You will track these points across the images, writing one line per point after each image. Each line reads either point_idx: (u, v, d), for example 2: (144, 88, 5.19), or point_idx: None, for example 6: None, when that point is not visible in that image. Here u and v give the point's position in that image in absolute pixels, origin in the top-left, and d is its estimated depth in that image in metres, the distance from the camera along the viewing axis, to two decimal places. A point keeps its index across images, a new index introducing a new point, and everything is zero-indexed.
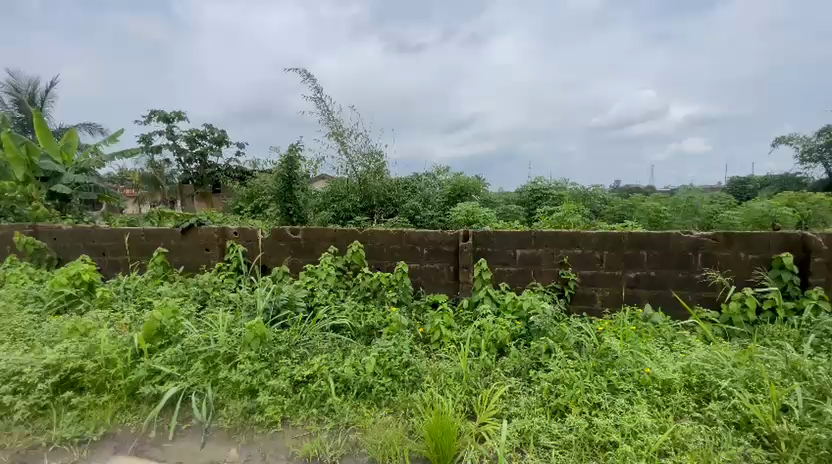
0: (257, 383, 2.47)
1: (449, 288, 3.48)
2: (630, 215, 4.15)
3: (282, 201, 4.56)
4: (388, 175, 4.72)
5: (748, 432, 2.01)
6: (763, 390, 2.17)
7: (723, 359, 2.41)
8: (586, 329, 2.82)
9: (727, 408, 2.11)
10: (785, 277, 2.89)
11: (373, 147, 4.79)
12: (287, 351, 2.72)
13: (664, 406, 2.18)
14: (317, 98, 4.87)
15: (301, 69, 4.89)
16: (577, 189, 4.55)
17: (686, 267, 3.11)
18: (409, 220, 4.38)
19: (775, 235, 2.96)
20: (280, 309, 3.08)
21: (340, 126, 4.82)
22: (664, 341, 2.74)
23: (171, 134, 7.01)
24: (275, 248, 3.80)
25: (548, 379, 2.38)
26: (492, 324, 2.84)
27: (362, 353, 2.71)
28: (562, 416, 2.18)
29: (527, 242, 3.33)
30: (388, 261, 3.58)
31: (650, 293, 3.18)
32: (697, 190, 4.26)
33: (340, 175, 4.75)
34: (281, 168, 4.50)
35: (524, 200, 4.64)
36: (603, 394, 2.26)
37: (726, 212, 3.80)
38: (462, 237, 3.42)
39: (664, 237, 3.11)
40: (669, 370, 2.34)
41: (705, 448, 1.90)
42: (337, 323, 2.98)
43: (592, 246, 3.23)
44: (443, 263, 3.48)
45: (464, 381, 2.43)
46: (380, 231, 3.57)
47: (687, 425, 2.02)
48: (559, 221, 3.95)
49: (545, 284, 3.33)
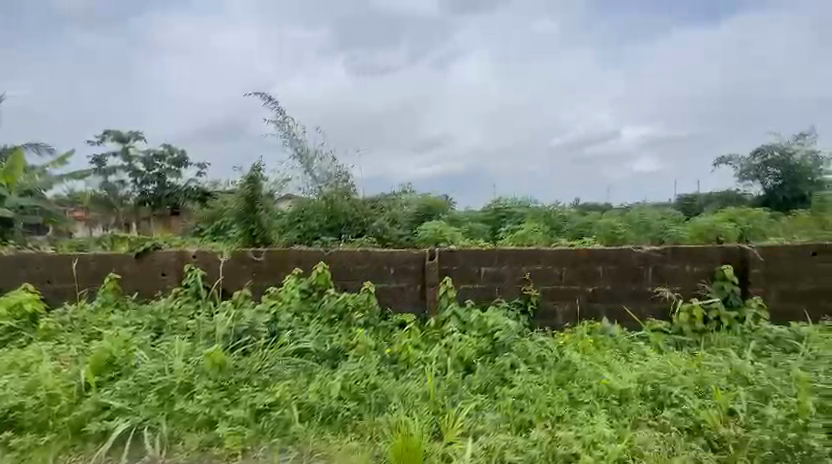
0: (216, 413, 2.36)
1: (416, 307, 3.49)
2: (588, 232, 4.33)
3: (244, 222, 4.53)
4: (356, 195, 4.70)
5: (700, 437, 2.10)
6: (710, 396, 2.31)
7: (674, 367, 2.53)
8: (548, 344, 2.89)
9: (680, 414, 2.21)
10: (726, 287, 3.11)
11: (340, 166, 4.79)
12: (249, 378, 2.62)
13: (623, 415, 2.26)
14: (280, 119, 4.84)
15: (262, 92, 4.84)
16: (539, 208, 4.68)
17: (638, 281, 3.27)
18: (377, 240, 4.41)
19: (716, 248, 3.19)
20: (241, 334, 2.98)
21: (305, 146, 4.80)
22: (621, 352, 2.85)
23: (128, 154, 6.72)
24: (236, 271, 3.69)
25: (513, 395, 2.42)
26: (458, 342, 2.87)
27: (327, 377, 2.66)
28: (527, 431, 2.21)
29: (491, 260, 3.41)
30: (355, 281, 3.55)
31: (608, 306, 3.31)
32: (649, 207, 4.52)
33: (306, 194, 4.73)
34: (244, 190, 4.55)
35: (489, 218, 4.71)
36: (565, 407, 2.32)
37: (675, 227, 4.06)
38: (428, 256, 3.46)
39: (617, 253, 3.28)
40: (625, 380, 2.45)
41: (661, 454, 1.98)
42: (301, 347, 2.90)
43: (553, 262, 3.35)
44: (409, 282, 3.48)
45: (431, 402, 2.42)
46: (346, 251, 3.55)
47: (644, 434, 2.11)
48: (522, 239, 4.09)
49: (509, 300, 3.40)
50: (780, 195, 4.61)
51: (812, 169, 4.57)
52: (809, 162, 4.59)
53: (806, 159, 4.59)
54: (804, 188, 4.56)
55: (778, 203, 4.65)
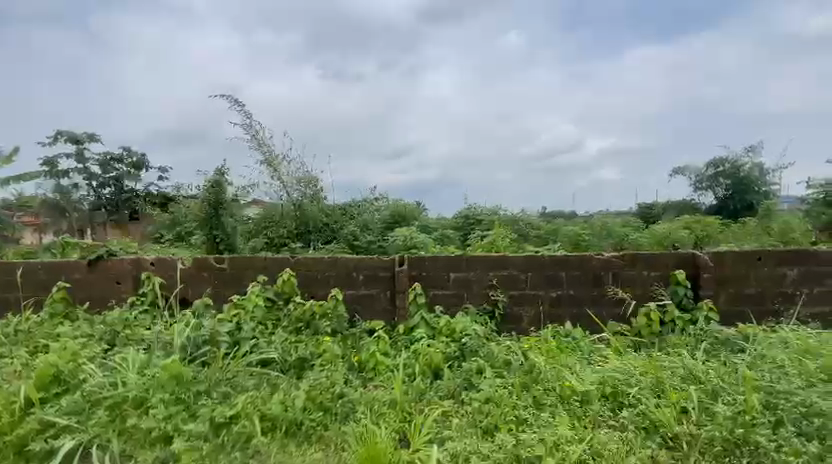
0: (172, 428, 2.22)
1: (385, 314, 3.46)
2: (554, 238, 4.46)
3: (208, 229, 4.39)
4: (326, 201, 4.66)
5: (655, 435, 2.20)
6: (665, 395, 2.41)
7: (632, 369, 2.62)
8: (514, 348, 2.94)
9: (637, 414, 2.30)
10: (679, 291, 3.27)
11: (309, 171, 4.73)
12: (208, 390, 2.52)
13: (583, 416, 2.33)
14: (247, 123, 4.73)
15: (228, 95, 4.72)
16: (508, 215, 4.77)
17: (599, 285, 3.39)
18: (348, 247, 4.34)
19: (671, 254, 3.35)
20: (200, 345, 2.87)
21: (273, 150, 4.71)
22: (583, 355, 2.94)
23: (82, 156, 6.36)
24: (197, 279, 3.56)
25: (479, 399, 2.45)
26: (426, 348, 2.88)
27: (291, 387, 2.59)
28: (492, 435, 2.23)
29: (459, 266, 3.43)
30: (323, 288, 3.49)
31: (571, 310, 3.41)
32: (610, 215, 4.71)
33: (274, 199, 4.63)
34: (207, 194, 4.41)
35: (459, 225, 4.79)
36: (529, 410, 2.36)
37: (635, 235, 4.24)
38: (397, 263, 3.44)
39: (579, 259, 3.39)
40: (586, 382, 2.52)
41: (619, 453, 2.04)
42: (265, 357, 2.83)
43: (519, 267, 3.42)
44: (378, 288, 3.46)
45: (398, 409, 2.40)
46: (313, 257, 3.48)
47: (603, 434, 2.17)
48: (491, 245, 4.15)
49: (477, 306, 3.43)
50: (731, 204, 4.92)
51: (757, 180, 4.90)
52: (755, 173, 4.91)
53: (753, 170, 4.92)
54: (751, 197, 4.88)
55: (729, 211, 4.96)
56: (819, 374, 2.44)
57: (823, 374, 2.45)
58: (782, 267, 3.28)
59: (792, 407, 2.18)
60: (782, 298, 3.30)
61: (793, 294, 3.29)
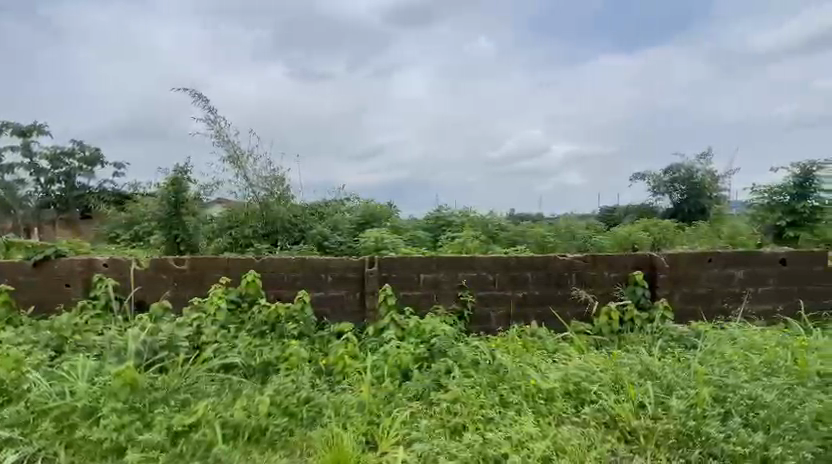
0: (125, 439, 2.11)
1: (354, 316, 3.42)
2: (521, 240, 4.56)
3: (167, 228, 4.23)
4: (294, 201, 4.55)
5: (615, 430, 2.29)
6: (624, 391, 2.51)
7: (594, 366, 2.71)
8: (482, 347, 2.97)
9: (597, 410, 2.39)
10: (638, 291, 3.42)
11: (276, 169, 4.61)
12: (166, 398, 2.40)
13: (547, 413, 2.40)
14: (211, 118, 4.56)
15: (191, 89, 4.53)
16: (477, 217, 4.83)
17: (563, 286, 3.49)
18: (316, 247, 4.26)
19: (630, 256, 3.50)
20: (158, 350, 2.74)
21: (238, 148, 4.57)
22: (547, 354, 3.02)
23: (29, 149, 5.96)
24: (155, 281, 3.39)
25: (447, 399, 2.46)
26: (395, 349, 2.86)
27: (255, 392, 2.52)
28: (460, 435, 2.25)
29: (429, 267, 3.44)
30: (289, 290, 3.40)
31: (537, 310, 3.49)
32: (575, 218, 4.88)
33: (239, 198, 4.49)
34: (167, 192, 4.25)
35: (429, 226, 4.82)
36: (495, 409, 2.40)
37: (597, 237, 4.41)
38: (366, 264, 3.41)
39: (545, 260, 3.48)
40: (550, 380, 2.58)
41: (580, 449, 2.11)
42: (228, 361, 2.73)
43: (487, 268, 3.47)
44: (348, 290, 3.41)
45: (365, 411, 2.38)
46: (279, 258, 3.39)
47: (566, 430, 2.24)
48: (460, 246, 4.19)
49: (446, 307, 3.45)
50: (685, 208, 5.21)
51: (710, 186, 5.19)
52: (708, 180, 5.20)
53: (705, 177, 5.21)
54: (704, 202, 5.15)
55: (684, 215, 5.22)
56: (763, 368, 2.61)
57: (766, 367, 2.62)
58: (730, 268, 3.49)
59: (740, 400, 2.31)
60: (730, 297, 3.51)
61: (740, 293, 3.51)
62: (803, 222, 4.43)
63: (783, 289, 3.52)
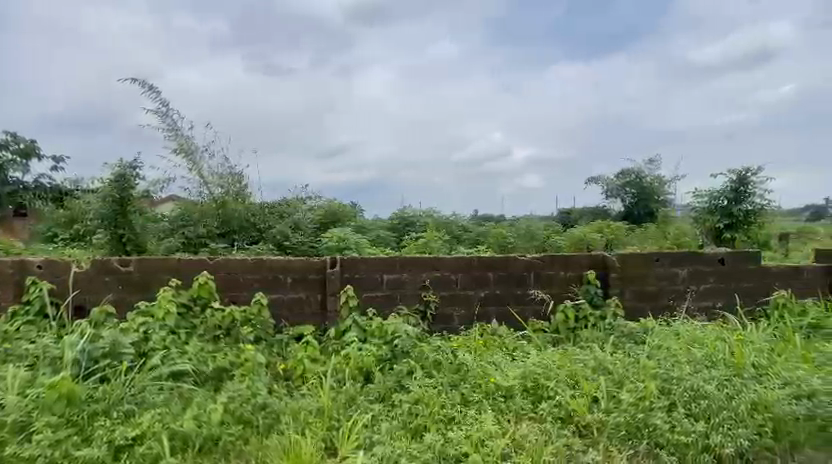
0: (60, 456, 1.94)
1: (314, 318, 3.33)
2: (484, 240, 4.64)
3: (111, 228, 3.93)
4: (252, 200, 4.39)
5: (570, 424, 2.37)
6: (579, 386, 2.60)
7: (552, 363, 2.79)
8: (444, 347, 2.97)
9: (554, 405, 2.46)
10: (591, 290, 3.56)
11: (233, 167, 4.43)
12: (107, 410, 2.24)
13: (507, 411, 2.45)
14: (162, 111, 4.31)
15: (140, 79, 4.25)
16: (441, 217, 4.87)
17: (523, 285, 3.57)
18: (276, 247, 4.13)
19: (584, 255, 3.64)
20: (98, 359, 2.54)
21: (191, 143, 4.34)
22: (507, 351, 3.08)
23: None
24: (96, 284, 3.16)
25: (409, 400, 2.45)
26: (357, 352, 2.82)
27: (207, 400, 2.39)
28: (421, 436, 2.25)
29: (392, 267, 3.42)
30: (245, 293, 3.27)
31: (498, 309, 3.56)
32: (534, 219, 5.04)
33: (192, 196, 4.28)
34: (110, 189, 3.93)
35: (393, 226, 4.81)
36: (457, 408, 2.42)
37: (556, 237, 4.57)
38: (328, 265, 3.34)
39: (505, 260, 3.55)
40: (510, 377, 2.64)
41: (538, 444, 2.17)
42: (177, 368, 2.57)
43: (450, 268, 3.49)
44: (308, 291, 3.32)
45: (324, 416, 2.32)
46: (235, 259, 3.25)
47: (524, 427, 2.29)
48: (424, 246, 4.21)
49: (410, 307, 3.44)
50: (635, 211, 5.52)
51: (658, 190, 5.50)
52: (655, 185, 5.53)
53: (654, 181, 5.53)
54: (652, 206, 5.47)
55: (634, 217, 5.53)
56: (704, 360, 2.79)
57: (707, 359, 2.80)
58: (675, 267, 3.71)
59: (684, 392, 2.45)
60: (676, 295, 3.73)
61: (684, 290, 3.74)
62: (739, 225, 4.77)
63: (722, 286, 3.79)
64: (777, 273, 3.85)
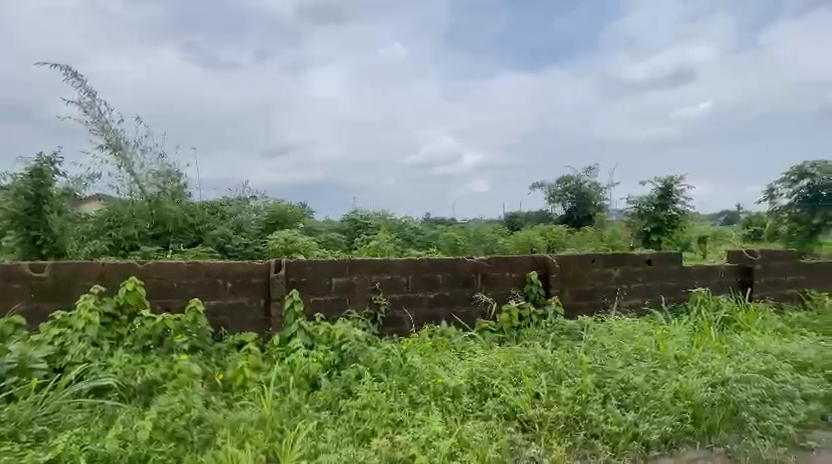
0: None
1: (257, 325, 3.19)
2: (435, 243, 4.69)
3: (24, 229, 3.52)
4: (190, 199, 4.13)
5: (513, 420, 2.45)
6: (522, 382, 2.70)
7: (496, 361, 2.87)
8: (393, 350, 2.96)
9: (499, 403, 2.54)
10: (533, 290, 3.72)
11: (169, 164, 4.16)
12: (13, 434, 2.00)
13: (454, 410, 2.48)
14: (87, 101, 3.93)
15: (61, 64, 3.83)
16: (393, 219, 4.86)
17: (470, 286, 3.66)
18: (217, 250, 3.88)
19: (527, 257, 3.79)
20: (4, 377, 2.27)
21: (121, 137, 4.00)
22: (455, 352, 3.14)
23: None
24: (3, 291, 2.81)
25: (357, 406, 2.40)
26: (303, 358, 2.73)
27: (135, 417, 2.22)
28: (368, 441, 2.22)
29: (341, 270, 3.35)
30: (180, 299, 3.06)
31: (448, 310, 3.61)
32: (483, 223, 5.20)
33: (121, 195, 3.94)
34: (22, 185, 3.49)
35: (344, 229, 4.74)
36: (405, 411, 2.42)
37: (503, 240, 4.73)
38: (272, 268, 3.21)
39: (454, 261, 3.61)
40: (457, 377, 2.68)
41: (484, 441, 2.21)
42: (99, 384, 2.38)
43: (400, 271, 3.49)
44: (250, 297, 3.17)
45: (266, 427, 2.22)
46: (169, 263, 3.04)
47: (470, 425, 2.33)
48: (375, 249, 4.18)
49: (359, 311, 3.40)
50: (575, 215, 5.86)
51: (595, 195, 5.86)
52: (592, 190, 5.88)
53: (591, 187, 5.89)
54: (590, 210, 5.81)
55: (574, 221, 5.88)
56: (633, 354, 3.00)
57: (636, 353, 3.02)
58: (609, 267, 3.97)
59: (616, 384, 2.66)
60: (610, 294, 3.99)
61: (617, 289, 4.01)
62: (665, 229, 5.21)
63: (650, 285, 4.11)
64: (696, 272, 4.25)
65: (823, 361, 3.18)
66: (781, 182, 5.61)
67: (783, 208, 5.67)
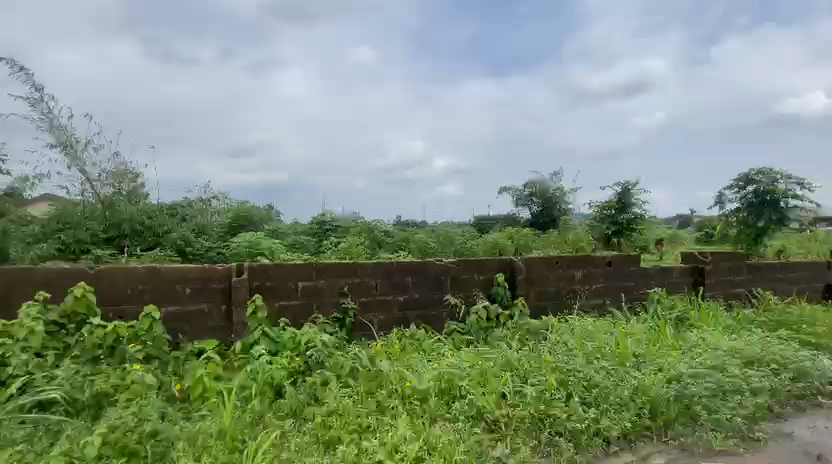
0: None
1: (219, 331, 3.07)
2: (405, 245, 4.69)
3: None
4: (148, 200, 3.95)
5: (481, 421, 2.48)
6: (489, 383, 2.74)
7: (464, 363, 2.90)
8: (361, 354, 2.93)
9: (466, 404, 2.56)
10: (500, 291, 3.79)
11: (124, 163, 3.95)
12: None
13: (422, 414, 2.48)
14: (34, 97, 3.68)
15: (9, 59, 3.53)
16: (363, 222, 4.81)
17: (439, 288, 3.67)
18: (176, 254, 3.73)
19: (495, 259, 3.85)
20: None
21: (71, 135, 3.76)
22: (424, 354, 3.15)
23: None
24: None
25: (322, 413, 2.36)
26: (267, 365, 2.66)
27: (83, 432, 2.08)
28: (334, 449, 2.17)
29: (307, 274, 3.29)
30: (135, 306, 2.91)
31: (416, 313, 3.61)
32: (452, 226, 5.25)
33: (72, 197, 3.69)
34: None
35: (312, 231, 4.66)
36: (372, 417, 2.39)
37: (472, 243, 4.79)
38: (235, 273, 3.10)
39: (423, 264, 3.62)
40: (425, 380, 2.68)
41: (451, 444, 2.21)
42: (44, 397, 2.22)
43: (368, 274, 3.46)
44: (211, 303, 3.05)
45: (227, 438, 2.14)
46: (122, 267, 2.88)
47: (438, 428, 2.33)
48: (344, 251, 4.13)
49: (327, 315, 3.34)
50: (541, 218, 6.01)
51: (560, 199, 6.04)
52: (557, 195, 6.05)
53: (556, 192, 6.06)
54: (555, 213, 5.98)
55: (540, 224, 6.02)
56: (595, 352, 3.11)
57: (598, 352, 3.13)
58: (572, 269, 4.09)
59: (578, 382, 2.75)
60: (574, 294, 4.11)
61: (580, 290, 4.14)
62: (624, 231, 5.44)
63: (611, 285, 4.27)
64: (653, 273, 4.45)
65: (768, 356, 3.39)
66: (729, 188, 5.98)
67: (732, 212, 6.03)
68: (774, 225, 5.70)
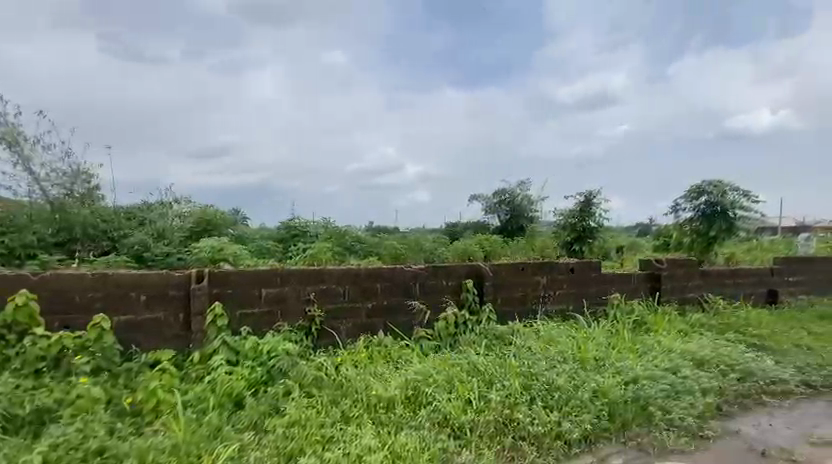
0: None
1: (176, 341, 2.95)
2: (376, 251, 4.67)
3: None
4: (104, 203, 3.77)
5: (447, 427, 2.48)
6: (456, 389, 2.77)
7: (431, 369, 2.92)
8: (326, 363, 2.89)
9: (433, 411, 2.57)
10: (469, 297, 3.83)
11: (78, 163, 3.76)
12: None
13: (387, 422, 2.47)
14: None
15: None
16: (332, 227, 4.75)
17: (407, 294, 3.67)
18: (133, 260, 3.54)
19: (464, 265, 3.89)
20: None
21: (18, 131, 3.52)
22: (392, 362, 3.15)
23: None
24: None
25: (284, 424, 2.31)
26: (226, 376, 2.57)
27: (19, 451, 1.94)
28: (296, 460, 2.11)
29: (272, 281, 3.21)
30: (84, 315, 2.75)
31: (384, 320, 3.59)
32: (423, 232, 5.30)
33: (19, 198, 3.45)
34: None
35: (280, 236, 4.56)
36: (336, 427, 2.36)
37: (442, 250, 4.85)
38: (194, 279, 2.99)
39: (392, 271, 3.61)
40: (391, 387, 2.68)
41: (416, 452, 2.20)
42: None
43: (335, 280, 3.42)
44: (167, 311, 2.93)
45: (180, 452, 2.03)
46: (71, 274, 2.72)
47: (403, 436, 2.32)
48: (311, 257, 4.06)
49: (291, 324, 3.27)
50: (509, 226, 6.15)
51: (527, 207, 6.18)
52: (525, 203, 6.18)
53: (524, 200, 6.19)
54: (522, 222, 6.12)
55: (508, 231, 6.15)
56: (557, 357, 3.21)
57: (560, 356, 3.22)
58: (537, 275, 4.20)
59: (541, 386, 2.83)
60: (539, 300, 4.22)
61: (545, 296, 4.25)
62: (585, 238, 5.63)
63: (574, 291, 4.40)
64: (614, 279, 4.63)
65: (717, 358, 3.59)
66: (684, 198, 6.31)
67: (686, 221, 6.37)
68: (724, 233, 6.07)
